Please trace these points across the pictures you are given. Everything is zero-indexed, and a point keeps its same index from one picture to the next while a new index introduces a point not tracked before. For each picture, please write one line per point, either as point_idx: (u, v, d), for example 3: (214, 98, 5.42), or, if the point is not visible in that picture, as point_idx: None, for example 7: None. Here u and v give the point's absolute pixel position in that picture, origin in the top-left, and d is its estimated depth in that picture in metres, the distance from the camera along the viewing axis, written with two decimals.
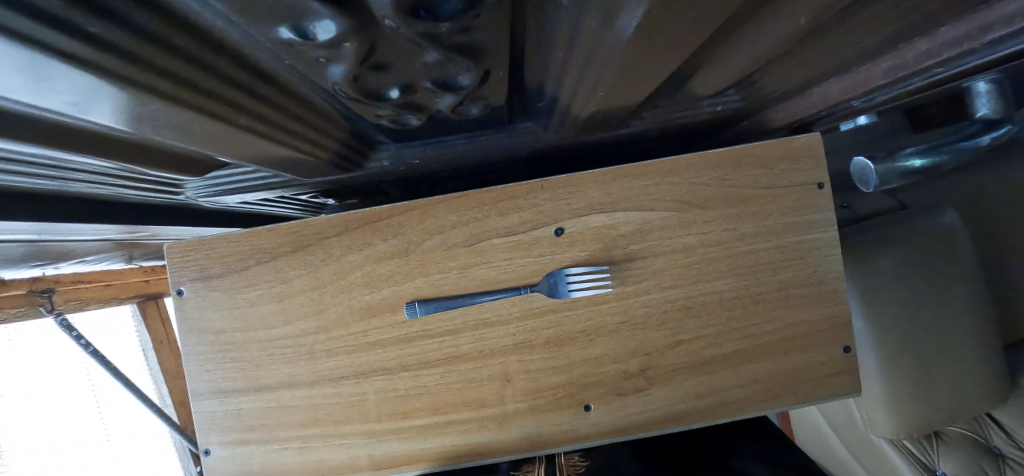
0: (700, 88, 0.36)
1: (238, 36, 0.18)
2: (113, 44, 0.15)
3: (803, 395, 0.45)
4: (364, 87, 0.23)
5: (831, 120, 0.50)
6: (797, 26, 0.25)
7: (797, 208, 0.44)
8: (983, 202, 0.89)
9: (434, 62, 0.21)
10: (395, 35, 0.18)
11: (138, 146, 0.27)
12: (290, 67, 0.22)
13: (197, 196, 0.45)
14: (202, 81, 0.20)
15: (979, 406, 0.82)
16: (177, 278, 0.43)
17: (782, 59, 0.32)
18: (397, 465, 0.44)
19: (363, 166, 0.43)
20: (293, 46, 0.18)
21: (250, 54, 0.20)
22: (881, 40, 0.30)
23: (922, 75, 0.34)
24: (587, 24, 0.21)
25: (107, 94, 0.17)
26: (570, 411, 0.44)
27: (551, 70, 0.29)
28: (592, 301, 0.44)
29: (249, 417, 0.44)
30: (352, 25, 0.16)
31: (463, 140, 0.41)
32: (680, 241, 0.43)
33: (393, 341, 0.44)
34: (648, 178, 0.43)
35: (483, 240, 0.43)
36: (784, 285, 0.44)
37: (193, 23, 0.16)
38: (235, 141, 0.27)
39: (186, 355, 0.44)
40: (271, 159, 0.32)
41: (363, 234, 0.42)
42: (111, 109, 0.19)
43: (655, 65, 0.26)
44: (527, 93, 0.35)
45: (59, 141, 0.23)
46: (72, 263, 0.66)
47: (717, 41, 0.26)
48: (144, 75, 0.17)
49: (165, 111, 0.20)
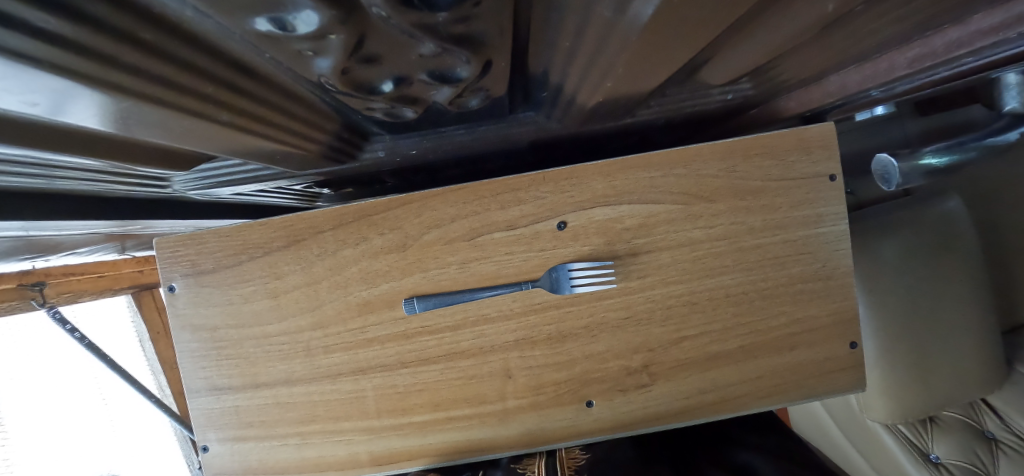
0: (713, 76, 0.34)
1: (213, 27, 0.16)
2: (67, 39, 0.13)
3: (807, 390, 0.44)
4: (354, 80, 0.22)
5: (845, 110, 0.48)
6: (824, 12, 0.23)
7: (806, 202, 0.42)
8: (991, 191, 0.87)
9: (430, 53, 0.19)
10: (386, 25, 0.16)
11: (121, 142, 0.26)
12: (273, 61, 0.20)
13: (187, 188, 0.43)
14: (175, 77, 0.18)
15: (975, 391, 0.83)
16: (168, 273, 0.42)
17: (804, 46, 0.30)
18: (396, 461, 0.44)
19: (358, 158, 0.41)
20: (274, 38, 0.16)
21: (224, 46, 0.18)
22: (909, 27, 0.28)
23: (949, 65, 0.32)
24: (599, 11, 0.19)
25: (70, 93, 0.15)
26: (571, 407, 0.44)
27: (558, 58, 0.27)
28: (595, 297, 0.43)
29: (248, 414, 0.43)
30: (336, 16, 0.15)
31: (461, 131, 0.39)
32: (687, 235, 0.42)
33: (392, 337, 0.43)
34: (653, 170, 0.41)
35: (483, 234, 0.41)
36: (793, 280, 0.43)
37: (159, 15, 0.14)
38: (216, 136, 0.25)
39: (179, 352, 0.43)
40: (259, 153, 0.31)
41: (358, 228, 0.41)
42: (77, 108, 0.17)
43: (669, 53, 0.24)
44: (528, 82, 0.33)
45: (37, 143, 0.22)
46: (62, 256, 0.64)
47: (736, 28, 0.24)
48: (108, 71, 0.15)
49: (139, 109, 0.19)
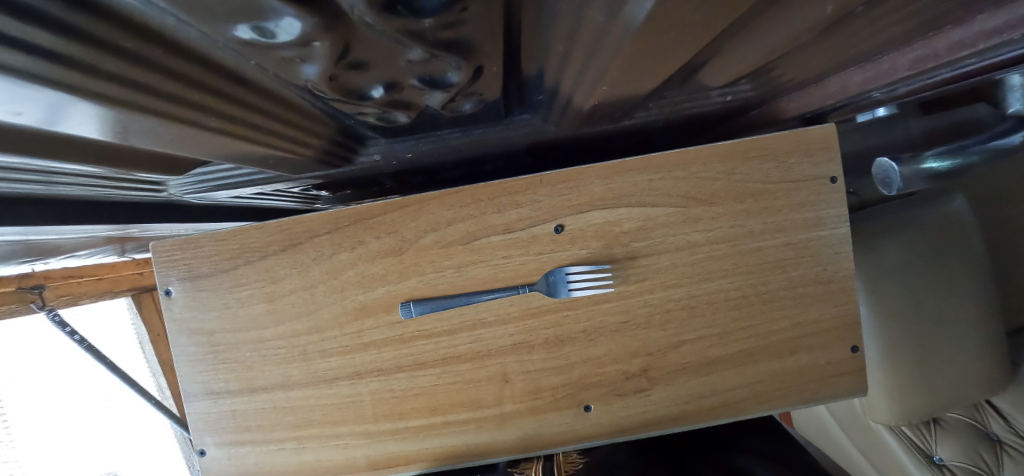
0: (711, 78, 0.34)
1: (196, 35, 0.16)
2: (46, 50, 0.13)
3: (808, 394, 0.44)
4: (344, 86, 0.21)
5: (847, 111, 0.48)
6: (823, 14, 0.23)
7: (807, 204, 0.42)
8: (996, 191, 0.86)
9: (420, 59, 0.19)
10: (373, 32, 0.16)
11: (114, 150, 0.26)
12: (261, 68, 0.20)
13: (184, 192, 0.43)
14: (161, 84, 0.18)
15: (979, 392, 0.82)
16: (164, 277, 0.42)
17: (803, 47, 0.30)
18: (394, 466, 0.44)
19: (353, 161, 0.41)
20: (258, 46, 0.16)
21: (210, 54, 0.18)
22: (910, 28, 0.27)
23: (951, 66, 0.32)
24: (592, 14, 0.19)
25: (50, 103, 0.15)
26: (569, 411, 0.44)
27: (553, 61, 0.27)
28: (593, 301, 0.42)
29: (245, 418, 0.43)
30: (320, 23, 0.14)
31: (458, 134, 0.39)
32: (685, 239, 0.42)
33: (389, 341, 0.43)
34: (651, 173, 0.41)
35: (480, 237, 0.41)
36: (793, 284, 0.43)
37: (141, 24, 0.14)
38: (207, 142, 0.25)
39: (176, 356, 0.43)
40: (251, 158, 0.30)
41: (355, 232, 0.41)
42: (62, 116, 0.17)
43: (665, 56, 0.23)
44: (524, 85, 0.32)
45: (29, 151, 0.22)
46: (62, 259, 0.64)
47: (733, 30, 0.24)
48: (91, 80, 0.15)
49: (124, 117, 0.18)
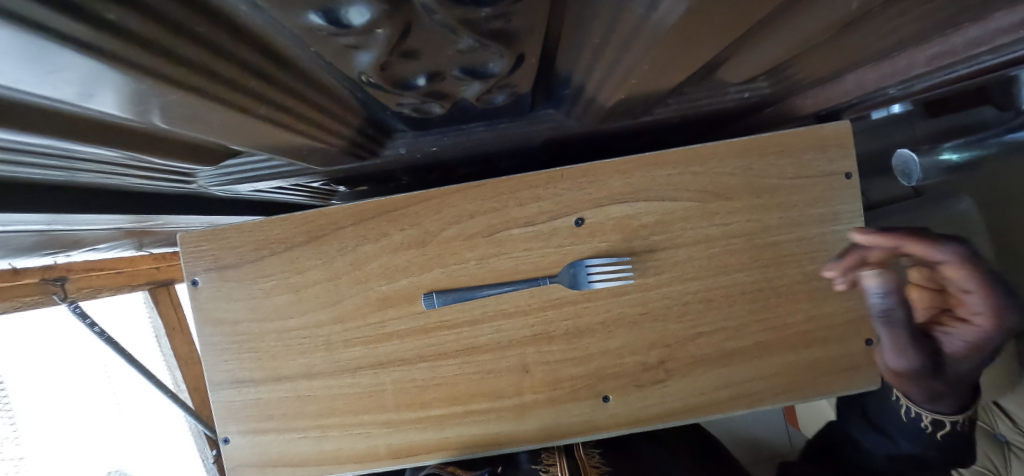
0: (732, 74, 0.35)
1: (263, 22, 0.17)
2: (132, 32, 0.13)
3: (822, 387, 0.44)
4: (392, 75, 0.22)
5: (862, 109, 0.49)
6: (847, 11, 0.24)
7: (822, 199, 0.43)
8: None
9: (467, 48, 0.20)
10: (429, 19, 0.17)
11: (150, 136, 0.27)
12: (316, 55, 0.20)
13: (209, 184, 0.44)
14: (222, 71, 0.19)
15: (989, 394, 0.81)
16: (191, 268, 0.43)
17: (822, 45, 0.30)
18: (414, 455, 0.44)
19: (379, 153, 0.42)
20: (321, 33, 0.17)
21: (271, 40, 0.19)
22: (929, 25, 0.28)
23: (968, 62, 0.32)
24: (631, 9, 0.20)
25: (124, 85, 0.16)
26: (588, 402, 0.44)
27: (582, 56, 0.28)
28: (612, 293, 0.43)
29: (268, 406, 0.44)
30: (385, 9, 0.15)
31: (482, 128, 0.39)
32: (703, 232, 0.42)
33: (411, 332, 0.43)
34: (669, 168, 0.41)
35: (502, 230, 0.42)
36: (809, 277, 0.43)
37: (216, 10, 0.15)
38: (251, 130, 0.26)
39: (202, 345, 0.44)
40: (287, 147, 0.31)
41: (379, 224, 0.41)
42: (128, 99, 0.18)
43: (694, 51, 0.24)
44: (551, 80, 0.33)
45: (71, 132, 0.23)
46: (83, 251, 0.65)
47: (760, 25, 0.24)
48: (166, 64, 0.16)
49: (183, 102, 0.19)
